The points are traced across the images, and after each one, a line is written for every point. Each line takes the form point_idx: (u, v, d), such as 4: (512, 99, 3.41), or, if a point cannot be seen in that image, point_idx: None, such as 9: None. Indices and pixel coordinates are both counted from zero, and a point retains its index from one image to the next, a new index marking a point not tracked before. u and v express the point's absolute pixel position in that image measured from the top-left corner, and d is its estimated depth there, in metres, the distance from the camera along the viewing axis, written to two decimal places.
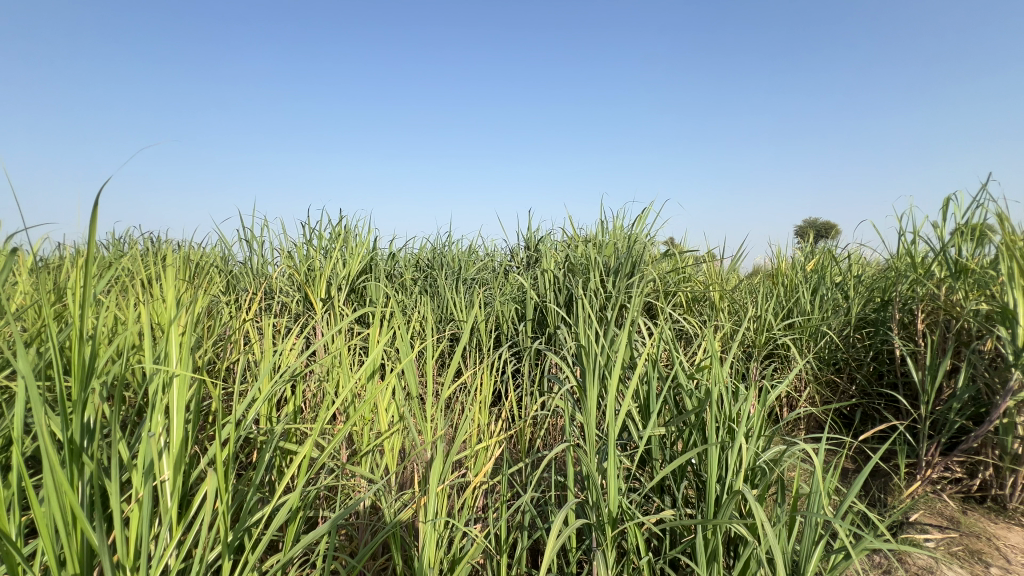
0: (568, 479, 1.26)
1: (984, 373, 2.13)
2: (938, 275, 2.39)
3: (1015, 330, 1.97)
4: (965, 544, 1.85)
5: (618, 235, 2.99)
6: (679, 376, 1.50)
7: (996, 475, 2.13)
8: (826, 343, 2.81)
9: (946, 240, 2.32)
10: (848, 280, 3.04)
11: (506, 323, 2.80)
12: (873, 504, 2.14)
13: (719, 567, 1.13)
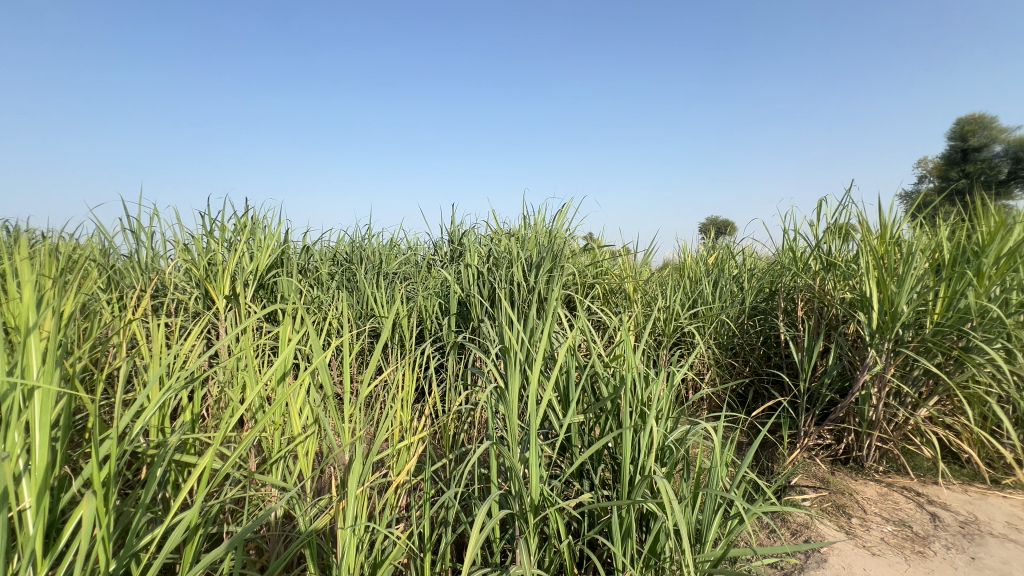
0: (492, 471, 1.28)
1: (848, 353, 2.48)
2: (813, 268, 2.73)
3: (871, 315, 2.32)
4: (833, 501, 2.14)
5: (539, 230, 3.05)
6: (596, 365, 1.57)
7: (856, 439, 2.49)
8: (724, 330, 3.09)
9: (820, 238, 2.65)
10: (743, 272, 3.37)
11: (430, 318, 2.75)
12: (762, 471, 2.40)
13: (632, 542, 1.21)
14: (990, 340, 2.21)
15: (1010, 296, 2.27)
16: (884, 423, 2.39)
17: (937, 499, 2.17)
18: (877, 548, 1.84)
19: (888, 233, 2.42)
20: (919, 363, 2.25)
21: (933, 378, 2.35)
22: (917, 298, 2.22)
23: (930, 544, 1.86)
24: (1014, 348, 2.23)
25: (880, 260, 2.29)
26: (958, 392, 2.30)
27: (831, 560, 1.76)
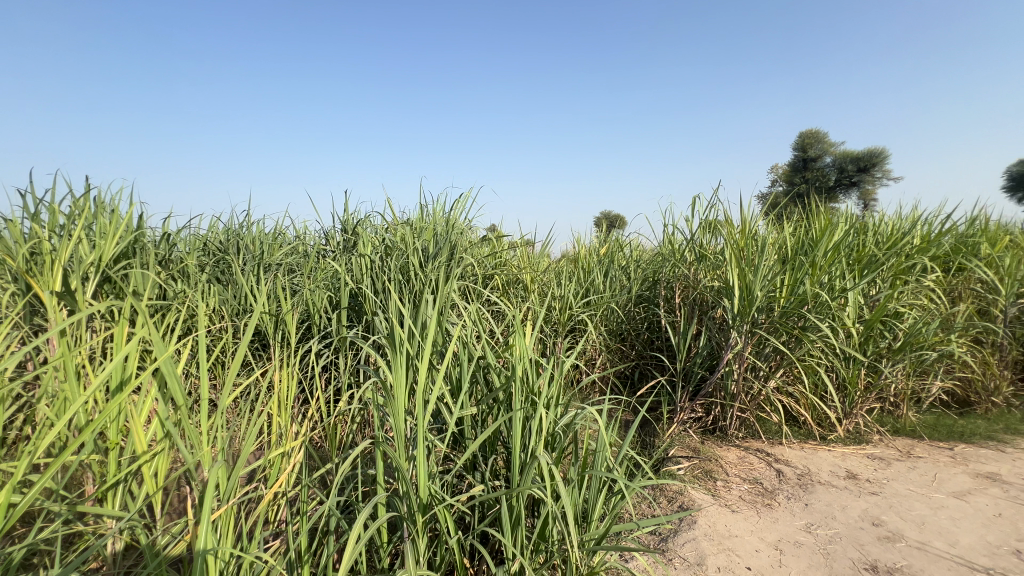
0: (377, 471, 1.21)
1: (715, 334, 2.78)
2: (689, 260, 3.01)
3: (733, 301, 2.63)
4: (703, 467, 2.39)
5: (437, 220, 2.96)
6: (489, 356, 1.56)
7: (721, 411, 2.81)
8: (614, 317, 3.28)
9: (694, 232, 2.93)
10: (630, 263, 3.60)
11: (318, 313, 2.53)
12: (644, 446, 2.61)
13: (521, 531, 1.23)
14: (821, 319, 2.63)
15: (835, 283, 2.71)
16: (743, 394, 2.73)
17: (781, 457, 2.53)
18: (737, 505, 2.09)
19: (748, 228, 2.74)
20: (769, 341, 2.60)
21: (780, 354, 2.73)
22: (768, 285, 2.55)
23: (776, 496, 2.17)
24: (837, 326, 2.67)
25: (740, 252, 2.59)
26: (798, 365, 2.70)
27: (700, 520, 1.96)
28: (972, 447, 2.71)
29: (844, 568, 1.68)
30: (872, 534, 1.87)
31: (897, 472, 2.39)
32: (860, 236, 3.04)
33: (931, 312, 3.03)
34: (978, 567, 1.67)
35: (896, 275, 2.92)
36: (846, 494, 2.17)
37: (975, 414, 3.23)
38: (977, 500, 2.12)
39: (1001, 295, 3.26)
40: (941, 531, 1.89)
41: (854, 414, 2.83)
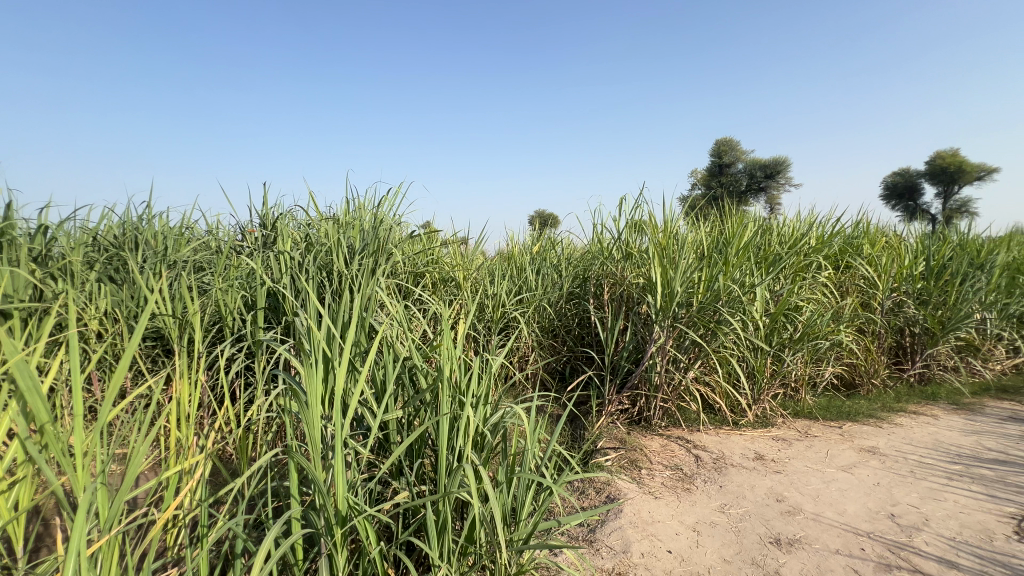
0: (290, 484, 1.12)
1: (641, 329, 2.90)
2: (616, 258, 3.11)
3: (656, 297, 2.76)
4: (628, 457, 2.49)
5: (365, 215, 2.83)
6: (415, 356, 1.51)
7: (646, 402, 2.94)
8: (546, 313, 3.31)
9: (621, 231, 3.04)
10: (562, 261, 3.66)
11: (229, 314, 2.31)
12: (573, 440, 2.67)
13: (447, 537, 1.20)
14: (733, 313, 2.83)
15: (745, 279, 2.93)
16: (665, 385, 2.87)
17: (699, 443, 2.70)
18: (659, 491, 2.20)
19: (670, 228, 2.88)
20: (688, 334, 2.76)
21: (697, 346, 2.91)
22: (687, 282, 2.71)
23: (694, 480, 2.30)
24: (747, 319, 2.89)
25: (662, 250, 2.73)
26: (714, 356, 2.89)
27: (625, 508, 2.04)
28: (858, 425, 3.05)
29: (752, 543, 1.82)
30: (776, 509, 2.04)
31: (797, 451, 2.63)
32: (766, 237, 3.31)
33: (825, 305, 3.37)
34: (862, 532, 1.87)
35: (796, 272, 3.21)
36: (754, 474, 2.36)
37: (859, 395, 3.65)
38: (861, 472, 2.38)
39: (879, 290, 3.70)
40: (833, 502, 2.10)
41: (761, 399, 3.08)
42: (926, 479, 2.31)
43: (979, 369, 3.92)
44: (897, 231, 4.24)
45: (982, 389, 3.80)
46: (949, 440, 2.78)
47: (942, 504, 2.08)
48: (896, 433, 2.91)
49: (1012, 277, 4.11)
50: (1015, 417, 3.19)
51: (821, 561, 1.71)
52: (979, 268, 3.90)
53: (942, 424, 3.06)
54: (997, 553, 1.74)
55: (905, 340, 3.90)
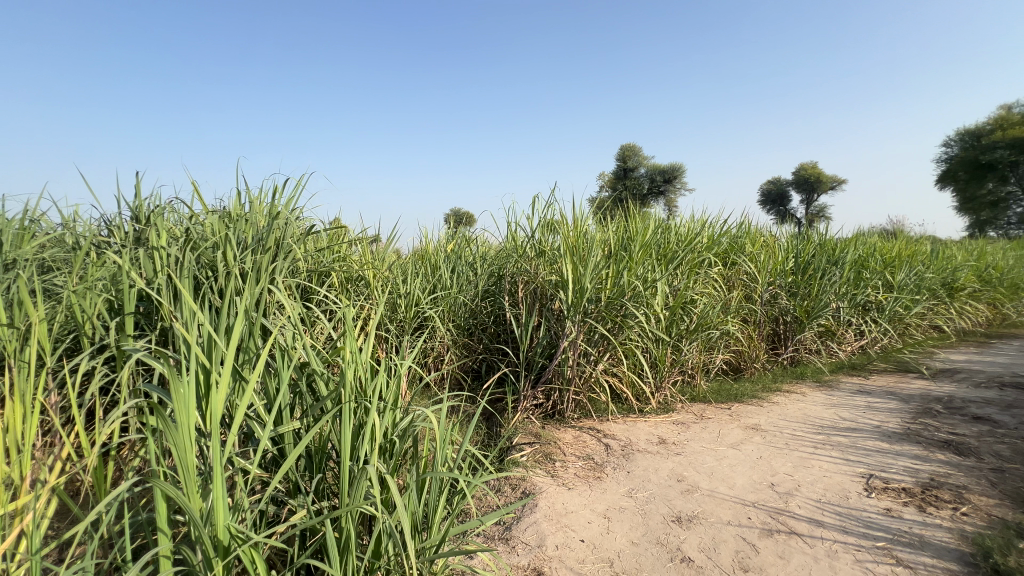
0: (156, 518, 0.96)
1: (553, 325, 2.96)
2: (530, 255, 3.15)
3: (567, 293, 2.85)
4: (543, 451, 2.53)
5: (259, 208, 2.56)
6: (311, 360, 1.37)
7: (559, 395, 3.00)
8: (461, 311, 3.26)
9: (534, 229, 3.08)
10: (477, 259, 3.61)
11: (87, 321, 1.96)
12: (489, 438, 2.65)
13: (352, 555, 1.11)
14: (637, 308, 3.00)
15: (647, 275, 3.12)
16: (577, 378, 2.96)
17: (609, 432, 2.82)
18: (572, 482, 2.25)
19: (580, 226, 2.99)
20: (597, 329, 2.88)
21: (606, 340, 3.05)
22: (596, 279, 2.84)
23: (604, 468, 2.39)
24: (650, 313, 3.08)
25: (572, 248, 2.83)
26: (620, 348, 3.04)
27: (540, 502, 2.06)
28: (743, 405, 3.39)
29: (657, 523, 1.93)
30: (677, 489, 2.19)
31: (694, 433, 2.85)
32: (665, 236, 3.55)
33: (716, 298, 3.69)
34: (748, 502, 2.07)
35: (691, 269, 3.48)
36: (658, 457, 2.51)
37: (744, 378, 4.06)
38: (747, 448, 2.64)
39: (759, 283, 4.15)
40: (724, 477, 2.30)
41: (663, 387, 3.30)
42: (797, 449, 2.63)
43: (835, 350, 4.56)
44: (772, 232, 4.78)
45: (838, 367, 4.41)
46: (814, 413, 3.19)
47: (810, 470, 2.36)
48: (774, 410, 3.28)
49: (859, 271, 4.84)
50: (862, 390, 3.75)
51: (716, 533, 1.85)
52: (834, 264, 4.53)
53: (809, 400, 3.51)
54: (852, 509, 2.01)
55: (780, 328, 4.41)
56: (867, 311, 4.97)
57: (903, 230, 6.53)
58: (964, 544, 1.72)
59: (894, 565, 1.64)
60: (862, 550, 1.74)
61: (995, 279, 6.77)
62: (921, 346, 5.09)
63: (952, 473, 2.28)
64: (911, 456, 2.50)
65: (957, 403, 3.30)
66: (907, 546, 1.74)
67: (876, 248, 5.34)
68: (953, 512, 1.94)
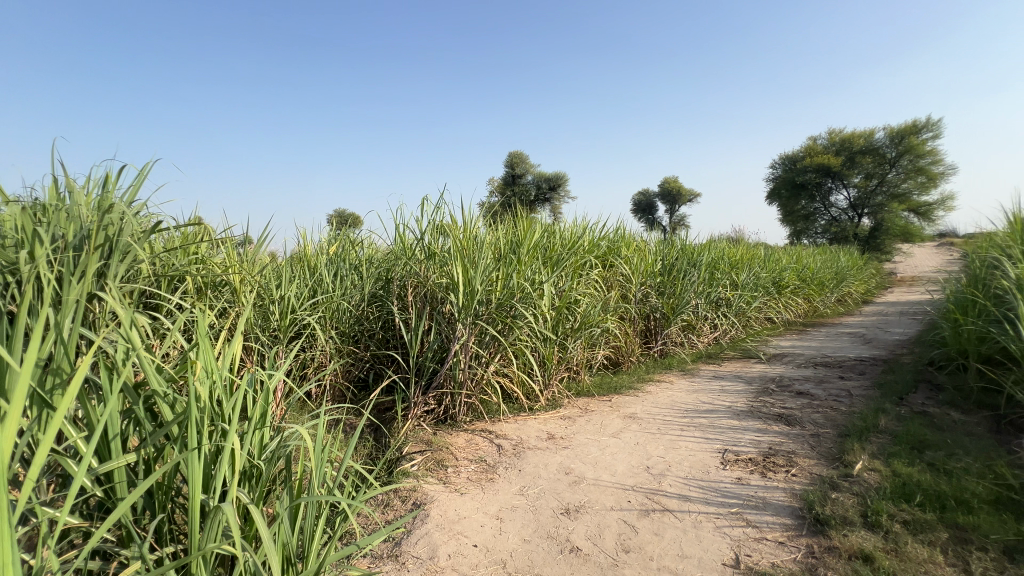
0: None
1: (444, 328, 2.90)
2: (419, 257, 3.04)
3: (458, 296, 2.81)
4: (434, 457, 2.45)
5: (85, 200, 2.10)
6: (149, 378, 1.14)
7: (450, 400, 2.95)
8: (346, 317, 3.04)
9: (424, 231, 2.99)
10: (362, 261, 3.37)
11: None
12: (377, 451, 2.50)
13: None
14: (526, 309, 3.08)
15: (535, 277, 3.22)
16: (468, 381, 2.94)
17: (500, 432, 2.84)
18: (464, 487, 2.22)
19: (470, 229, 2.99)
20: (488, 331, 2.89)
21: (496, 341, 3.07)
22: (486, 281, 2.86)
23: (496, 469, 2.40)
24: (538, 313, 3.18)
25: (462, 251, 2.82)
26: (510, 349, 3.08)
27: (432, 512, 1.99)
28: (622, 397, 3.66)
29: (547, 517, 1.97)
30: (565, 482, 2.27)
31: (579, 426, 3.00)
32: (551, 239, 3.71)
33: (597, 298, 3.94)
34: (628, 487, 2.22)
35: (575, 271, 3.68)
36: (547, 453, 2.59)
37: (622, 371, 4.40)
38: (625, 435, 2.85)
39: (633, 284, 4.53)
40: (606, 465, 2.45)
41: (551, 384, 3.43)
42: (667, 433, 2.91)
43: (694, 342, 5.16)
44: (643, 237, 5.26)
45: (698, 357, 5.00)
46: (680, 399, 3.57)
47: (678, 451, 2.63)
48: (647, 398, 3.60)
49: (712, 272, 5.53)
50: (717, 376, 4.29)
51: (600, 520, 1.95)
52: (693, 266, 5.13)
53: (675, 387, 3.91)
54: (712, 481, 2.27)
55: (650, 324, 4.86)
56: (719, 306, 5.72)
57: (744, 237, 7.64)
58: (795, 500, 2.03)
59: (744, 527, 1.88)
60: (721, 517, 1.96)
61: (808, 278, 8.25)
62: (758, 335, 6.00)
63: (784, 441, 2.70)
64: (754, 430, 2.91)
65: (785, 382, 3.93)
66: (754, 509, 2.01)
67: (724, 252, 6.16)
68: (786, 475, 2.29)
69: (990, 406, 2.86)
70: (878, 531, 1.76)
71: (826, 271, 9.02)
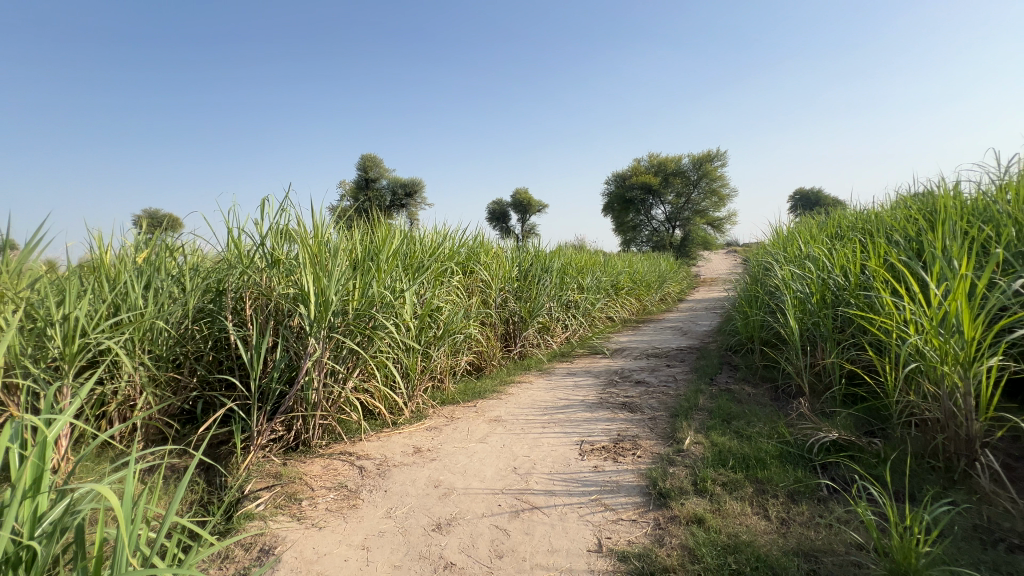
0: None
1: (293, 344, 2.59)
2: (260, 266, 2.66)
3: (309, 307, 2.54)
4: (285, 492, 2.16)
5: None
6: None
7: (303, 423, 2.65)
8: (162, 339, 2.49)
9: (265, 236, 2.64)
10: (184, 270, 2.80)
11: None
12: (210, 495, 2.11)
13: None
14: (387, 318, 2.93)
15: (395, 285, 3.09)
16: (324, 401, 2.68)
17: (362, 452, 2.64)
18: (323, 520, 2.00)
19: (321, 235, 2.75)
20: (345, 344, 2.67)
21: (355, 355, 2.85)
22: (342, 290, 2.65)
23: (360, 494, 2.22)
24: (399, 322, 3.05)
25: (313, 257, 2.56)
26: (371, 361, 2.89)
27: (284, 556, 1.75)
28: (486, 401, 3.72)
29: (418, 537, 1.88)
30: (435, 496, 2.20)
31: (446, 435, 2.95)
32: (410, 246, 3.60)
33: (458, 305, 3.95)
34: (498, 490, 2.25)
35: (436, 278, 3.63)
36: (414, 468, 2.48)
37: (485, 375, 4.48)
38: (492, 439, 2.89)
39: (492, 289, 4.65)
40: (475, 472, 2.45)
41: (414, 395, 3.31)
42: (530, 432, 3.03)
43: (550, 342, 5.52)
44: (500, 244, 5.44)
45: (553, 356, 5.34)
46: (539, 398, 3.76)
47: (541, 448, 2.75)
48: (510, 400, 3.71)
49: (563, 277, 5.97)
50: (570, 373, 4.63)
51: (473, 529, 1.94)
52: (546, 271, 5.48)
53: (534, 387, 4.11)
54: (573, 473, 2.42)
55: (509, 327, 5.05)
56: (569, 308, 6.21)
57: (586, 245, 8.45)
58: (642, 479, 2.28)
59: (603, 511, 2.04)
60: (583, 506, 2.10)
61: (638, 281, 9.48)
62: (602, 333, 6.67)
63: (629, 427, 3.03)
64: (605, 419, 3.20)
65: (626, 373, 4.43)
66: (610, 493, 2.20)
67: (572, 258, 6.72)
68: (633, 457, 2.56)
69: (770, 379, 3.61)
70: (705, 495, 2.07)
71: (651, 274, 10.48)
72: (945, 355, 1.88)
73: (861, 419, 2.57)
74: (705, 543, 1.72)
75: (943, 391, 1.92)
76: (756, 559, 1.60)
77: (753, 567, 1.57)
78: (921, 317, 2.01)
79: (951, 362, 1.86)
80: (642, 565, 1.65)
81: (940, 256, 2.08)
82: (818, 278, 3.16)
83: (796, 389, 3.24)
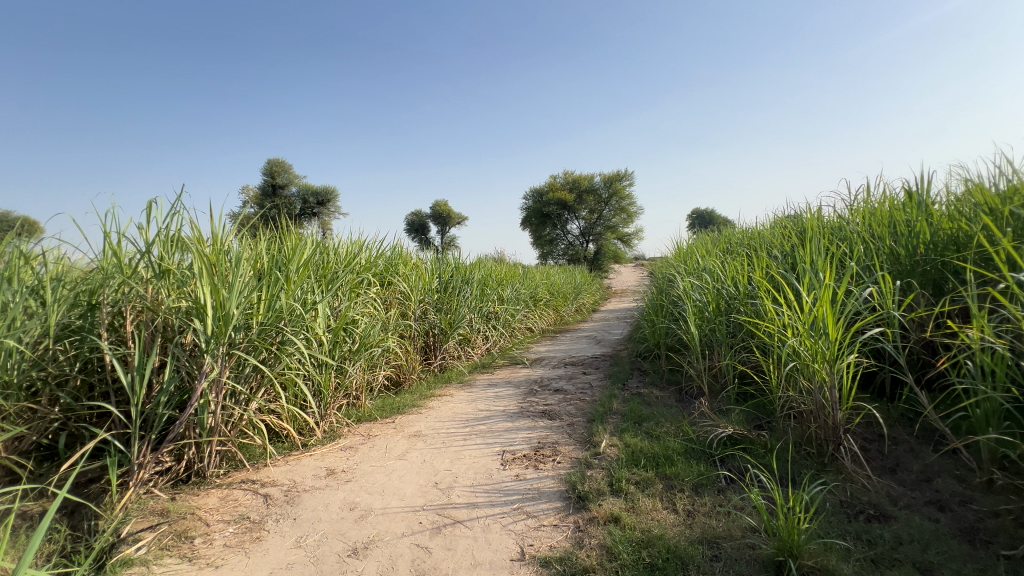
0: None
1: (185, 363, 2.32)
2: (145, 276, 2.37)
3: (205, 322, 2.30)
4: (174, 530, 1.92)
5: None
6: None
7: (196, 452, 2.37)
8: (13, 363, 2.07)
9: (151, 243, 2.35)
10: (44, 282, 2.39)
11: None
12: (75, 542, 1.81)
13: None
14: (296, 333, 2.74)
15: (306, 297, 2.92)
16: (222, 426, 2.42)
17: (268, 479, 2.43)
18: (220, 557, 1.80)
19: (218, 243, 2.51)
20: (248, 361, 2.44)
21: (259, 373, 2.63)
22: (245, 303, 2.43)
23: (264, 525, 2.03)
24: (310, 336, 2.87)
25: (210, 266, 2.33)
26: (278, 379, 2.68)
27: None
28: (405, 416, 3.60)
29: (331, 565, 1.76)
30: (350, 519, 2.08)
31: (362, 454, 2.81)
32: (322, 256, 3.42)
33: (375, 317, 3.80)
34: (418, 508, 2.18)
35: (351, 290, 3.47)
36: (327, 492, 2.32)
37: (404, 389, 4.34)
38: (412, 456, 2.80)
39: (411, 301, 4.54)
40: (395, 490, 2.35)
41: (327, 414, 3.12)
42: (451, 445, 2.98)
43: (471, 354, 5.50)
44: (419, 255, 5.35)
45: (474, 367, 5.33)
46: (461, 411, 3.72)
47: (463, 461, 2.71)
48: (431, 414, 3.63)
49: (483, 288, 6.00)
50: (491, 383, 4.64)
51: (392, 551, 1.85)
52: (466, 283, 5.47)
53: (455, 399, 4.06)
54: (495, 484, 2.41)
55: (429, 340, 4.95)
56: (489, 319, 6.24)
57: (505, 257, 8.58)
58: (562, 484, 2.34)
59: (525, 519, 2.06)
60: (505, 515, 2.10)
61: (555, 292, 9.80)
62: (521, 343, 6.79)
63: (549, 434, 3.10)
64: (525, 428, 3.24)
65: (545, 382, 4.54)
66: (532, 500, 2.22)
67: (492, 270, 6.78)
68: (553, 463, 2.62)
69: (675, 381, 3.90)
70: (621, 494, 2.17)
71: (567, 286, 10.90)
72: (816, 353, 2.16)
73: (752, 414, 2.86)
74: (621, 541, 1.80)
75: (815, 386, 2.19)
76: (666, 551, 1.71)
77: (664, 559, 1.68)
78: (797, 322, 2.29)
79: (821, 360, 2.14)
80: (564, 568, 1.69)
81: (810, 269, 2.39)
82: (713, 289, 3.49)
83: (697, 390, 3.53)
